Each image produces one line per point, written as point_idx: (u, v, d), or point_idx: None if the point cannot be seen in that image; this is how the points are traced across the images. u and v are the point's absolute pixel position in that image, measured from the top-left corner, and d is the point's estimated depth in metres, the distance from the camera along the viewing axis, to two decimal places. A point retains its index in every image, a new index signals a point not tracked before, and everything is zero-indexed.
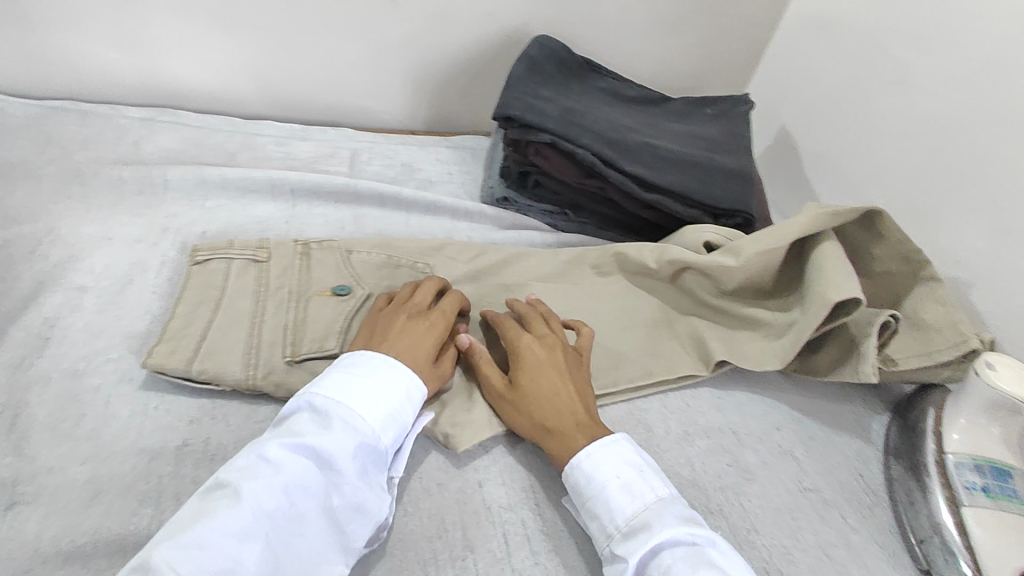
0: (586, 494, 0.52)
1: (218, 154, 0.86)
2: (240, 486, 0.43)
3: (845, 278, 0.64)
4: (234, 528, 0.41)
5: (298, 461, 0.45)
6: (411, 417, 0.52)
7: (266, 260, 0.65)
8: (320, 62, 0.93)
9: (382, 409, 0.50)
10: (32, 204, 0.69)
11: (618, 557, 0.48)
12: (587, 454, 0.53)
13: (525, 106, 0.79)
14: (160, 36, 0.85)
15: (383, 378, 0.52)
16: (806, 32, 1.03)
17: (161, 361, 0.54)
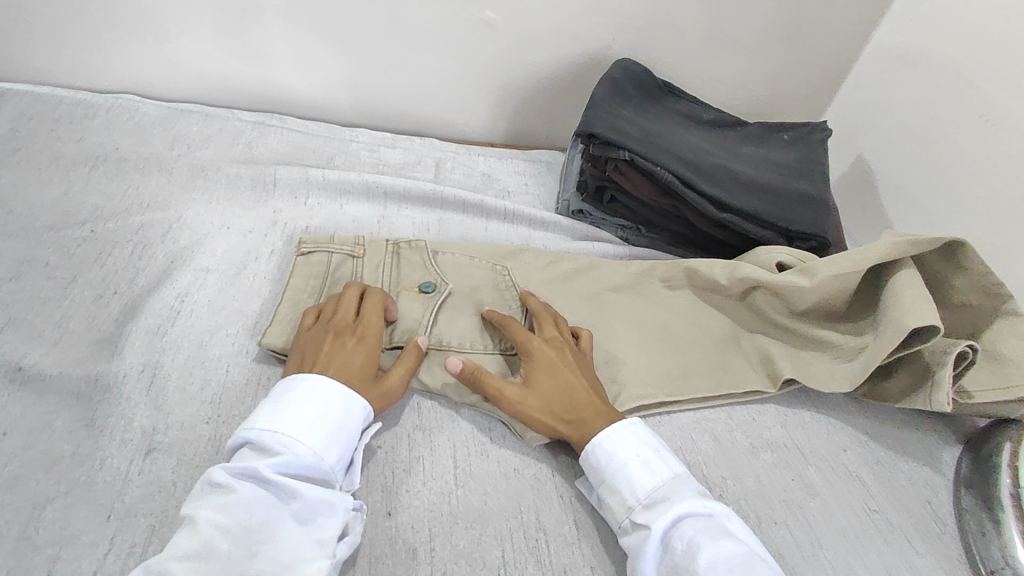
0: (605, 471, 0.55)
1: (318, 157, 0.93)
2: (194, 515, 0.44)
3: (924, 306, 0.64)
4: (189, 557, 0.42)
5: (244, 484, 0.46)
6: (352, 425, 0.53)
7: (362, 256, 0.71)
8: (414, 77, 1.00)
9: (314, 422, 0.51)
10: (163, 194, 0.77)
11: (640, 525, 0.51)
12: (606, 436, 0.56)
13: (608, 125, 0.83)
14: (275, 48, 0.94)
15: (320, 399, 0.52)
16: (888, 63, 1.03)
17: (274, 338, 0.60)
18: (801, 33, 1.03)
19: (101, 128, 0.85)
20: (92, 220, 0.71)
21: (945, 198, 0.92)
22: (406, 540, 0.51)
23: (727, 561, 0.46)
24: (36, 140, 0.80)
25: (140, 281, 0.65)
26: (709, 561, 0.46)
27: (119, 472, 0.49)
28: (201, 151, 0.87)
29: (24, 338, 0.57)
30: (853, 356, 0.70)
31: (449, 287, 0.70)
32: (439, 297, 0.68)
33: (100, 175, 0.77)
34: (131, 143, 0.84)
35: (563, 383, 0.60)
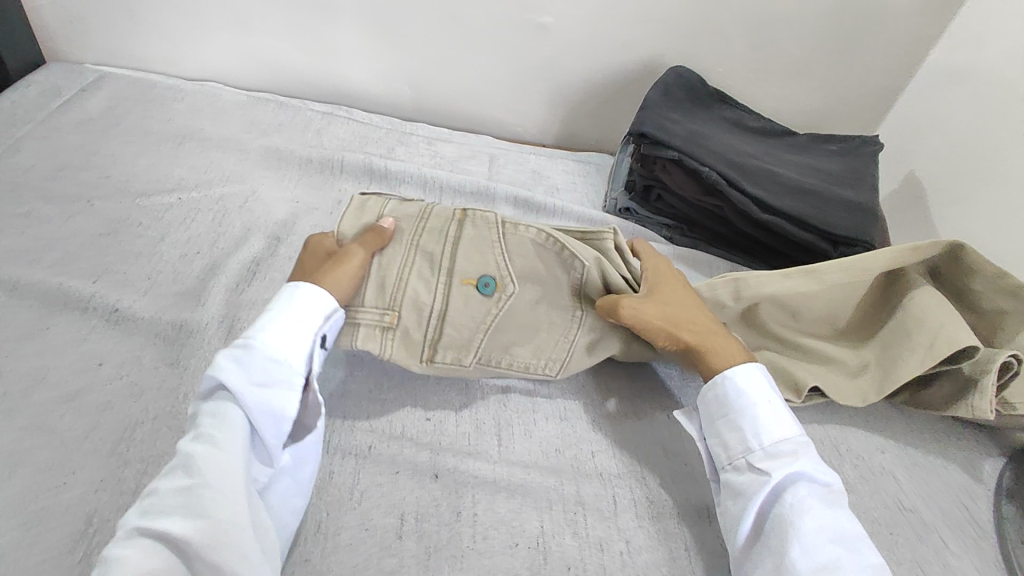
0: (731, 406, 0.58)
1: (379, 146, 0.99)
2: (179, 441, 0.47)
3: (955, 327, 0.67)
4: (176, 470, 0.45)
5: (217, 403, 0.49)
6: (314, 328, 0.55)
7: (394, 328, 0.60)
8: (471, 77, 1.06)
9: (280, 323, 0.54)
10: (240, 170, 0.84)
11: (757, 468, 0.54)
12: (740, 376, 0.59)
13: (657, 125, 0.87)
14: (346, 45, 1.01)
15: (291, 313, 0.54)
16: (942, 81, 1.03)
17: None
18: (855, 48, 1.04)
19: (187, 111, 0.92)
20: (177, 190, 0.77)
21: (994, 216, 0.92)
22: (450, 503, 0.54)
23: (834, 530, 0.51)
24: (130, 117, 0.88)
25: (220, 245, 0.71)
26: (817, 526, 0.50)
27: None
28: (273, 135, 0.93)
29: (119, 287, 0.63)
30: (859, 370, 0.72)
31: (510, 287, 0.63)
32: (501, 297, 0.62)
33: (186, 152, 0.84)
34: (213, 124, 0.91)
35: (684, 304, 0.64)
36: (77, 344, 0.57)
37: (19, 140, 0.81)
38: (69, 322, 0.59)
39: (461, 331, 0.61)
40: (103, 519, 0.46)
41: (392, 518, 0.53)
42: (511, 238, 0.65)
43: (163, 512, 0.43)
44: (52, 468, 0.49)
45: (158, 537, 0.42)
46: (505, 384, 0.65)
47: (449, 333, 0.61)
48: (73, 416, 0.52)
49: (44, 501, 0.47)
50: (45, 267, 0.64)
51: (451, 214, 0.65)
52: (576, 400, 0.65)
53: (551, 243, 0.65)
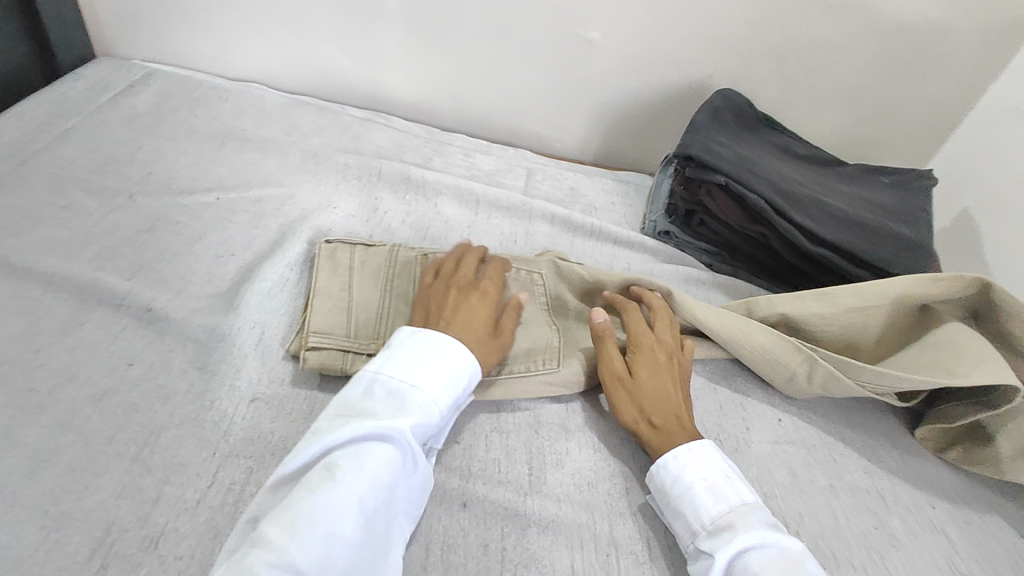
0: (670, 492, 0.54)
1: (417, 155, 0.98)
2: (337, 466, 0.45)
3: (988, 365, 0.64)
4: (335, 502, 0.43)
5: (379, 439, 0.47)
6: (463, 393, 0.54)
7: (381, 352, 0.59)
8: (513, 89, 1.05)
9: (440, 375, 0.53)
10: (279, 173, 0.83)
11: (702, 553, 0.50)
12: (674, 457, 0.56)
13: (705, 148, 0.84)
14: (390, 53, 1.01)
15: (452, 365, 0.54)
16: (1003, 116, 0.99)
17: (297, 348, 0.58)
18: (912, 78, 1.01)
19: (230, 111, 0.92)
20: (217, 189, 0.77)
21: None
22: (477, 533, 0.52)
23: None
24: (174, 114, 0.89)
25: (256, 248, 0.70)
26: None
27: (225, 415, 0.52)
28: (314, 138, 0.93)
29: (153, 285, 0.62)
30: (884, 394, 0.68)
31: None
32: None
33: (227, 152, 0.84)
34: (255, 125, 0.91)
35: (663, 386, 0.61)
36: (109, 342, 0.56)
37: (65, 131, 0.81)
38: (101, 318, 0.58)
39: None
40: (122, 529, 0.45)
41: (416, 546, 0.50)
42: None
43: (317, 547, 0.41)
44: (76, 469, 0.47)
45: None
46: (536, 411, 0.63)
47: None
48: (99, 417, 0.51)
49: (66, 505, 0.45)
50: (82, 261, 0.64)
51: (415, 256, 0.69)
52: (610, 432, 0.62)
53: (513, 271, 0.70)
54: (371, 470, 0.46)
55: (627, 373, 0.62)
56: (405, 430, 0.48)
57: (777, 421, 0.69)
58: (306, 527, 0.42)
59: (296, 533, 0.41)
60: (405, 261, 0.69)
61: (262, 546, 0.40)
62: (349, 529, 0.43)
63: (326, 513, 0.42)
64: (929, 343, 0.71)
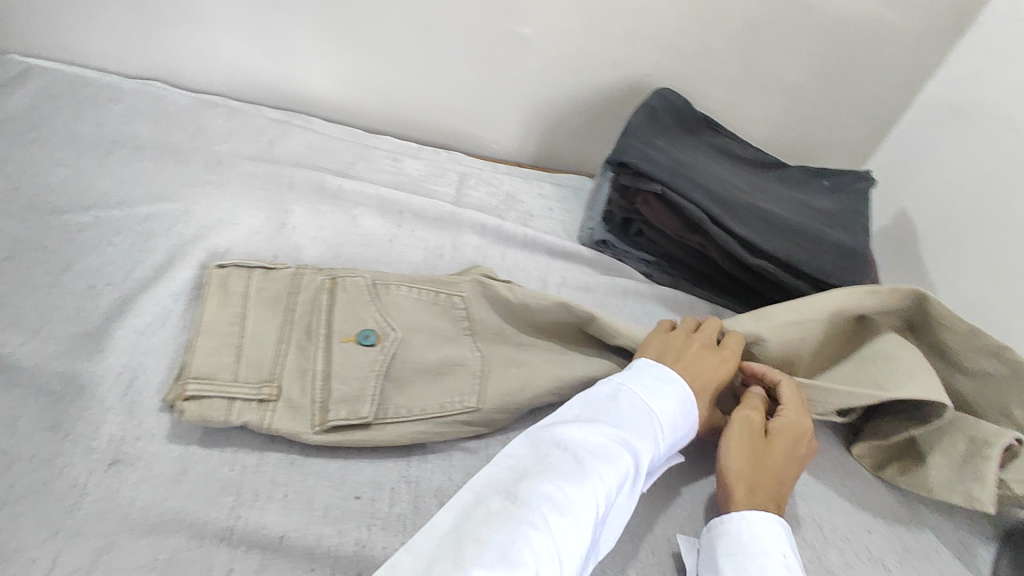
0: (738, 550, 0.51)
1: (338, 160, 0.91)
2: (578, 462, 0.48)
3: (922, 380, 0.61)
4: (578, 495, 0.46)
5: (621, 451, 0.50)
6: (686, 430, 0.56)
7: (276, 398, 0.52)
8: (443, 88, 0.98)
9: (674, 405, 0.55)
10: (173, 185, 0.75)
11: None
12: (762, 520, 0.52)
13: (640, 155, 0.80)
14: (306, 48, 0.93)
15: (681, 399, 0.56)
16: (940, 115, 0.97)
17: (174, 399, 0.51)
18: (851, 77, 0.99)
19: (122, 113, 0.83)
20: (97, 206, 0.69)
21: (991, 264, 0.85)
22: None
23: None
24: (54, 118, 0.79)
25: (137, 275, 0.62)
26: None
27: (77, 484, 0.46)
28: (219, 143, 0.85)
29: (6, 325, 0.55)
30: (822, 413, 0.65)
31: (393, 335, 0.58)
32: (386, 346, 0.57)
33: (114, 160, 0.75)
34: (151, 129, 0.82)
35: (785, 472, 0.57)
36: None
37: None
38: None
39: (348, 383, 0.54)
40: None
41: None
42: (384, 297, 0.63)
43: (559, 531, 0.44)
44: None
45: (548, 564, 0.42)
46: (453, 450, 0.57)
47: (337, 389, 0.53)
48: None
49: None
50: None
51: (321, 281, 0.62)
52: None
53: (431, 295, 0.65)
54: (610, 479, 0.48)
55: (761, 433, 0.58)
56: (637, 449, 0.51)
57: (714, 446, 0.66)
58: (549, 508, 0.45)
59: (542, 510, 0.44)
60: (310, 288, 0.62)
61: (508, 511, 0.44)
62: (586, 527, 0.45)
63: (571, 502, 0.45)
64: (865, 358, 0.68)
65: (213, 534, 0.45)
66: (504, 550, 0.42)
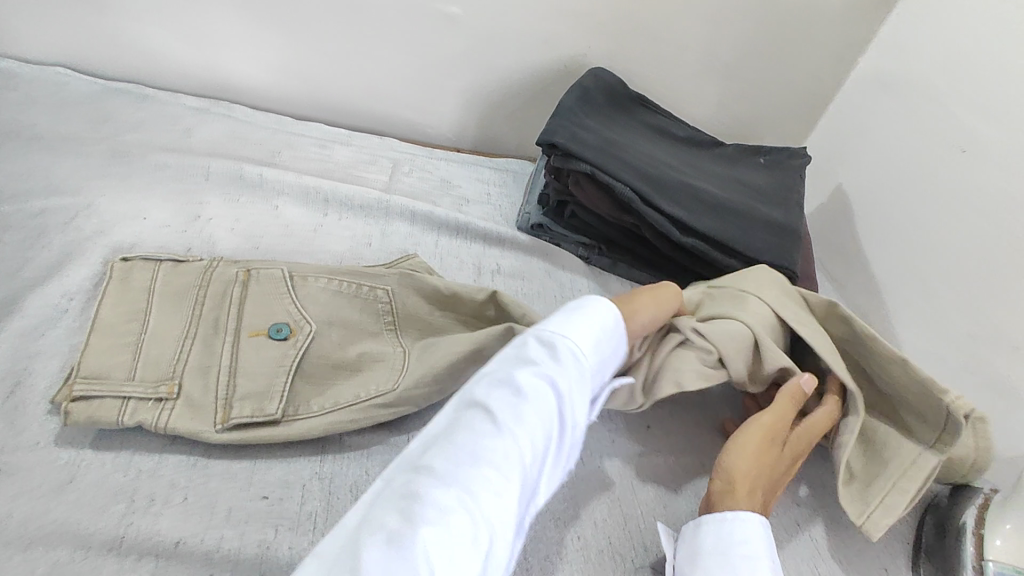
0: (726, 550, 0.48)
1: (262, 149, 0.87)
2: (490, 408, 0.41)
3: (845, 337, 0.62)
4: (498, 445, 0.39)
5: (543, 386, 0.43)
6: (611, 348, 0.50)
7: (175, 397, 0.50)
8: (372, 72, 0.95)
9: (592, 326, 0.49)
10: (74, 179, 0.71)
11: None
12: (755, 521, 0.50)
13: (570, 134, 0.78)
14: (222, 31, 0.88)
15: (602, 321, 0.50)
16: (871, 89, 0.98)
17: (62, 401, 0.48)
18: (783, 55, 0.99)
19: (19, 105, 0.78)
20: None
21: (915, 234, 0.86)
22: None
23: None
24: None
25: (26, 274, 0.59)
26: None
27: None
28: (129, 133, 0.80)
29: None
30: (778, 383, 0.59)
31: (308, 330, 0.56)
32: (297, 341, 0.55)
33: (8, 155, 0.71)
34: (49, 120, 0.78)
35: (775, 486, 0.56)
36: None
37: None
38: None
39: (255, 380, 0.52)
40: None
41: None
42: (301, 289, 0.60)
43: (477, 489, 0.37)
44: None
45: (462, 529, 0.35)
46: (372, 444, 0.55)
47: (242, 386, 0.51)
48: None
49: None
50: None
51: (234, 274, 0.59)
52: None
53: (352, 287, 0.62)
54: (535, 419, 0.41)
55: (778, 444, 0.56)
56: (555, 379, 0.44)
57: (646, 428, 0.65)
58: (462, 467, 0.38)
59: (456, 474, 0.37)
60: (219, 281, 0.58)
61: (411, 479, 0.37)
62: (507, 477, 0.38)
63: (491, 455, 0.39)
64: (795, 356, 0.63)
65: (96, 544, 0.43)
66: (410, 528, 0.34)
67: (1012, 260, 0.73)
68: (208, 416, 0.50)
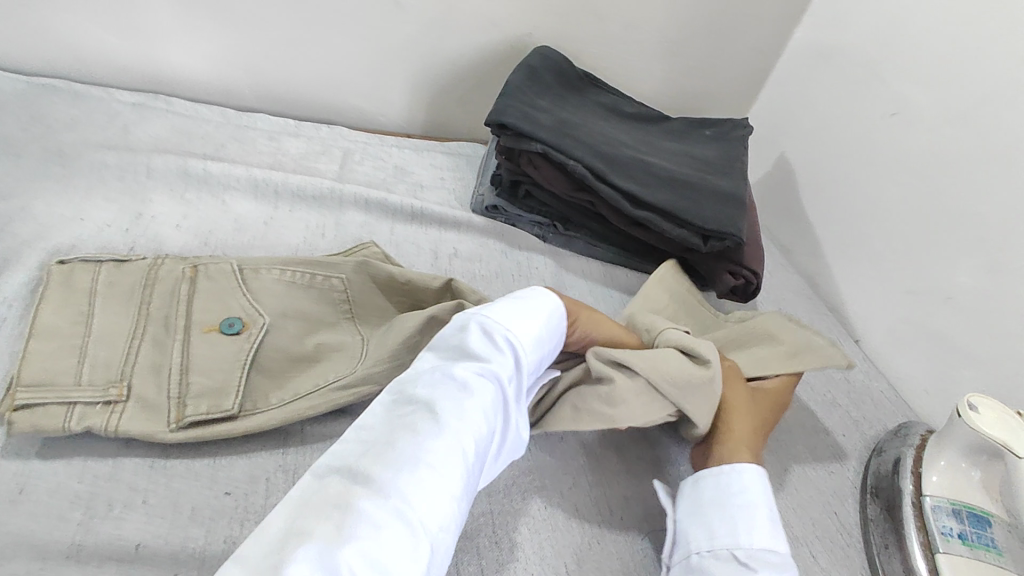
0: (728, 499, 0.52)
1: (206, 143, 0.85)
2: (433, 404, 0.46)
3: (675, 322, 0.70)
4: (439, 442, 0.44)
5: (479, 386, 0.49)
6: (547, 346, 0.57)
7: (126, 399, 0.49)
8: (318, 59, 0.93)
9: (531, 327, 0.56)
10: (6, 183, 0.68)
11: (735, 563, 0.47)
12: (750, 470, 0.53)
13: (520, 115, 0.79)
14: (155, 22, 0.85)
15: (533, 318, 0.57)
16: (809, 59, 1.01)
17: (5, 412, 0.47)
18: (726, 28, 1.01)
19: None
20: None
21: (855, 197, 0.90)
22: None
23: None
24: None
25: None
26: None
27: None
28: (63, 133, 0.77)
29: None
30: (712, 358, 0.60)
31: (262, 323, 0.56)
32: (250, 334, 0.55)
33: None
34: None
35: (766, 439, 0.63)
36: None
37: None
38: None
39: (210, 377, 0.52)
40: None
41: None
42: (253, 282, 0.59)
43: (420, 481, 0.41)
44: None
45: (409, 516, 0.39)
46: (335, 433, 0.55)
47: (197, 384, 0.51)
48: None
49: None
50: None
51: (182, 271, 0.58)
52: None
53: (306, 276, 0.62)
54: (473, 418, 0.47)
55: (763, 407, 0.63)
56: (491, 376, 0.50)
57: None
58: (408, 463, 0.42)
59: (394, 476, 0.41)
60: (167, 279, 0.57)
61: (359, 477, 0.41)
62: (452, 464, 0.43)
63: (429, 456, 0.43)
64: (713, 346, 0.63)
65: (56, 553, 0.42)
66: (346, 532, 0.37)
67: (942, 218, 0.77)
68: (163, 417, 0.49)
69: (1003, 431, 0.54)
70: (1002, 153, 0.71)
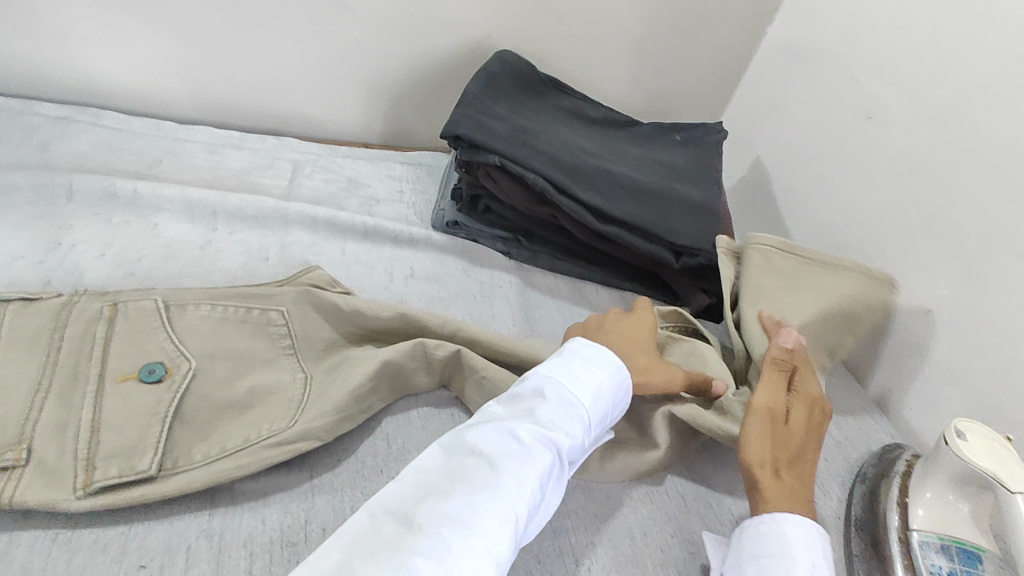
0: (745, 553, 0.48)
1: (138, 160, 0.78)
2: (492, 465, 0.42)
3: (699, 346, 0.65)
4: (494, 508, 0.39)
5: (541, 451, 0.45)
6: (614, 411, 0.53)
7: (24, 463, 0.43)
8: (260, 66, 0.86)
9: (603, 388, 0.52)
10: None
11: None
12: (774, 517, 0.49)
13: (475, 124, 0.74)
14: (77, 28, 0.78)
15: (608, 379, 0.53)
16: (780, 60, 0.97)
17: None
18: (693, 28, 0.97)
19: None
20: None
21: (830, 203, 0.86)
22: None
23: None
24: None
25: None
26: None
27: None
28: None
29: None
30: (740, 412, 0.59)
31: (187, 367, 0.50)
32: (174, 381, 0.49)
33: None
34: None
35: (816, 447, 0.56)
36: None
37: None
38: None
39: (124, 433, 0.46)
40: None
41: None
42: (179, 320, 0.54)
43: (468, 550, 0.37)
44: None
45: None
46: (267, 488, 0.50)
47: (109, 442, 0.45)
48: None
49: None
50: None
51: (99, 309, 0.52)
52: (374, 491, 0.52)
53: (240, 311, 0.56)
54: (532, 485, 0.42)
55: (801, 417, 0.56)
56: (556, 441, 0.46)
57: None
58: (459, 525, 0.38)
59: (444, 538, 0.37)
60: (79, 318, 0.51)
61: (406, 533, 0.37)
62: (502, 534, 0.39)
63: (485, 523, 0.38)
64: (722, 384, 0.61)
65: None
66: None
67: (918, 225, 0.73)
68: (67, 481, 0.43)
69: (987, 458, 0.51)
70: (977, 156, 0.67)
